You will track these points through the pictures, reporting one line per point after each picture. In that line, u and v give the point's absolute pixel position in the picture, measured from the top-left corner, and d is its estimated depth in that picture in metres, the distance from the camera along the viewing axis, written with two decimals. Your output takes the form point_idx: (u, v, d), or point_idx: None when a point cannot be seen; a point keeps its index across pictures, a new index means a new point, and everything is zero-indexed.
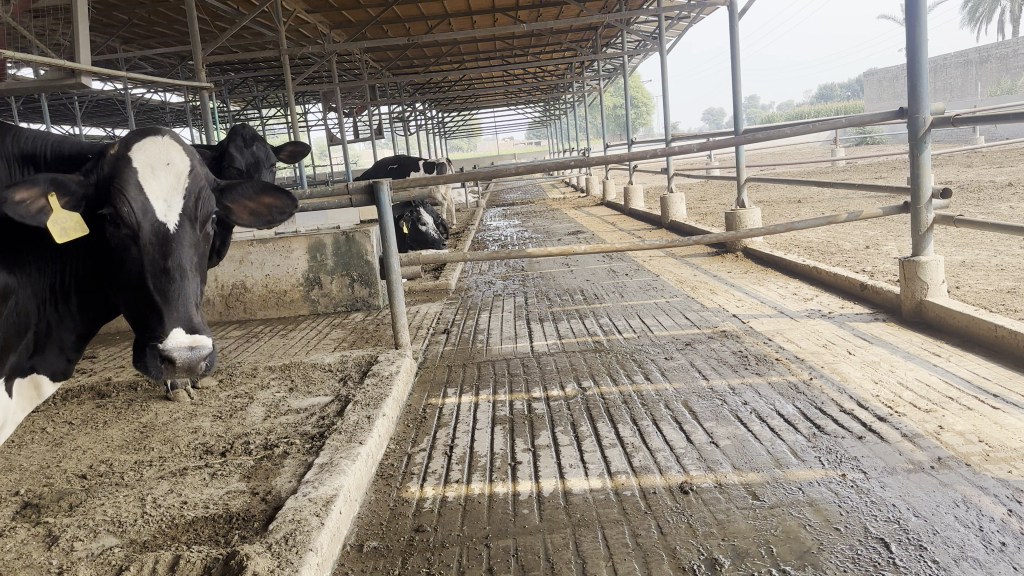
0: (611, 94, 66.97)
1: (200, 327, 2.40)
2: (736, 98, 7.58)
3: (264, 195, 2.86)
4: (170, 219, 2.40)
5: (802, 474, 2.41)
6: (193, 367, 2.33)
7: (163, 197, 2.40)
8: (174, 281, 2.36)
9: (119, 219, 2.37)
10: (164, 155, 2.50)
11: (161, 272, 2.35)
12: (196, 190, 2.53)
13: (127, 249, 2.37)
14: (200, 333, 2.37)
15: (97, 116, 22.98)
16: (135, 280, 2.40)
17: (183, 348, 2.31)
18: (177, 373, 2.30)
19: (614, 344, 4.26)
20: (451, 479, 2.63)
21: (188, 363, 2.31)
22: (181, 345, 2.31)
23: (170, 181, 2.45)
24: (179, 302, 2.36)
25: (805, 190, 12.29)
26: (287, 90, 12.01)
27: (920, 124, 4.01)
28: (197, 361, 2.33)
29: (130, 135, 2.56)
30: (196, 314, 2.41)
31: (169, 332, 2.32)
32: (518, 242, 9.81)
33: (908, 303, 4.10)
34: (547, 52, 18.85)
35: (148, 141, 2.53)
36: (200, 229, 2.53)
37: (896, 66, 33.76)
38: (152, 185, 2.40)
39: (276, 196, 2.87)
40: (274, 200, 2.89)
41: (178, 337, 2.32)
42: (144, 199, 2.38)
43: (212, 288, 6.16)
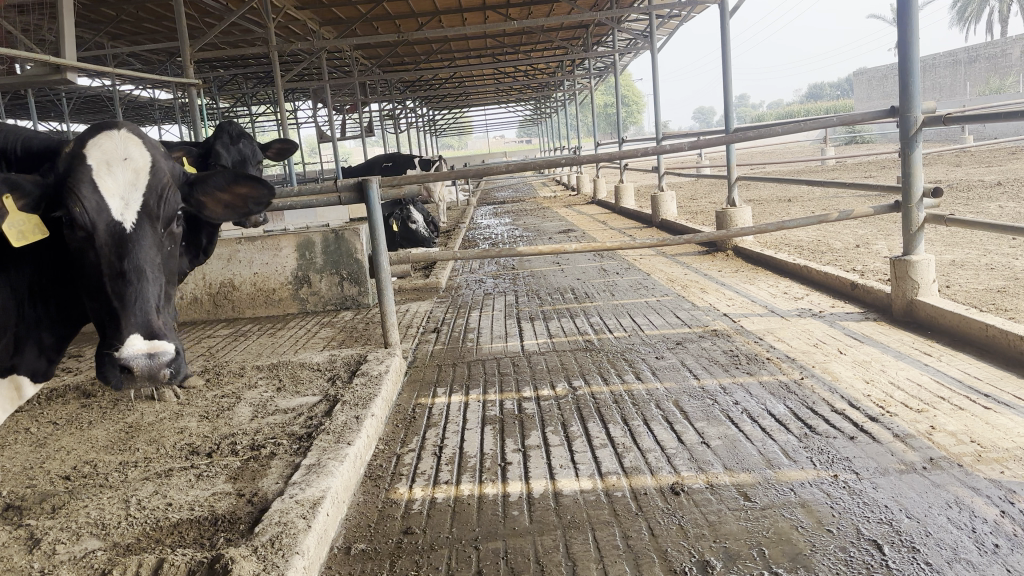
0: (602, 93, 67.03)
1: (162, 332, 2.27)
2: (727, 97, 7.57)
3: (237, 185, 2.83)
4: (127, 218, 2.34)
5: (793, 475, 2.40)
6: (154, 376, 2.19)
7: (120, 195, 2.36)
8: (131, 284, 2.26)
9: (74, 221, 2.31)
10: (122, 151, 2.46)
11: (118, 276, 2.27)
12: (158, 189, 2.48)
13: (84, 252, 2.31)
14: (161, 339, 2.24)
15: (85, 113, 22.83)
16: (95, 286, 2.31)
17: (141, 357, 2.17)
18: (136, 381, 2.16)
19: (605, 343, 4.24)
20: (441, 480, 2.61)
21: (147, 370, 2.17)
22: (139, 353, 2.18)
23: (128, 178, 2.41)
24: (136, 305, 2.25)
25: (795, 188, 12.33)
26: (276, 87, 11.95)
27: (911, 123, 4.00)
28: (157, 369, 2.18)
29: (84, 134, 2.53)
30: (158, 320, 2.29)
31: (126, 341, 2.19)
32: (508, 240, 9.79)
33: (899, 302, 4.10)
34: (538, 50, 18.83)
35: (106, 140, 2.50)
36: (163, 228, 2.47)
37: (886, 66, 33.94)
38: (107, 184, 2.36)
39: (251, 185, 2.84)
40: (249, 189, 2.86)
41: (135, 344, 2.19)
42: (99, 198, 2.33)
43: (200, 286, 6.10)
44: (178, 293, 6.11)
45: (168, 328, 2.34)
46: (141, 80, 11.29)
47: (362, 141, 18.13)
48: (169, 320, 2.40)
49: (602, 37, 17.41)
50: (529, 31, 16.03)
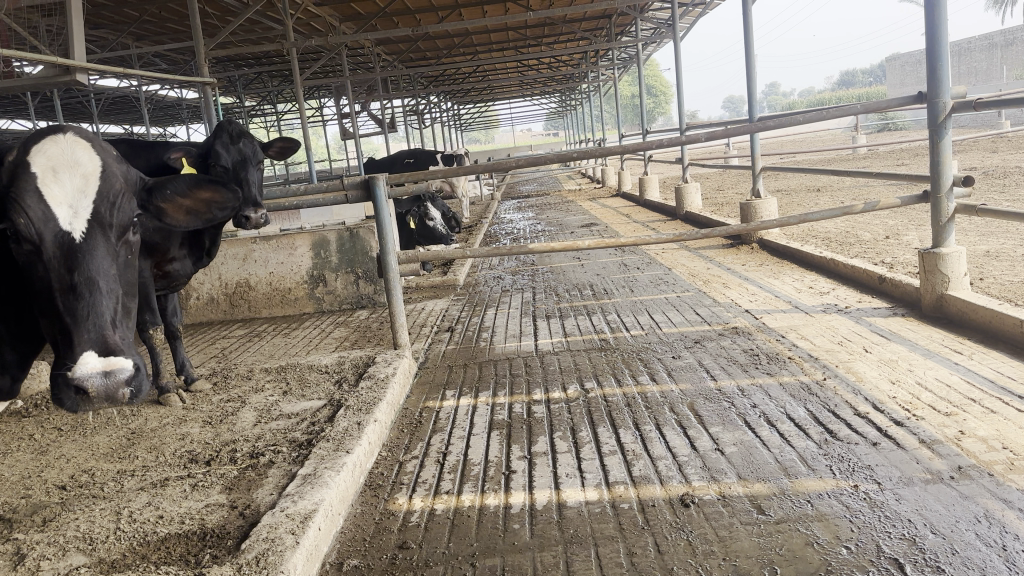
0: (629, 85, 66.61)
1: (118, 348, 2.20)
2: (751, 86, 7.37)
3: (199, 190, 2.76)
4: (75, 227, 2.27)
5: (811, 485, 2.26)
6: (111, 396, 2.12)
7: (67, 204, 2.29)
8: (84, 298, 2.19)
9: (19, 234, 2.24)
10: (69, 157, 2.40)
11: (70, 290, 2.20)
12: (110, 198, 2.42)
13: (34, 266, 2.25)
14: (117, 355, 2.17)
15: (114, 113, 23.11)
16: (49, 301, 2.24)
17: (95, 375, 2.10)
18: (93, 402, 2.09)
19: (621, 342, 4.11)
20: (442, 490, 2.51)
21: (104, 390, 2.10)
22: (94, 371, 2.11)
23: (76, 184, 2.34)
24: (89, 321, 2.18)
25: (824, 178, 12.06)
26: (296, 84, 11.93)
27: (940, 108, 3.80)
28: (114, 388, 2.11)
29: (28, 139, 2.45)
30: (115, 335, 2.22)
31: (80, 358, 2.12)
32: (529, 235, 9.69)
33: (929, 296, 3.92)
34: (562, 42, 18.67)
35: (51, 146, 2.42)
36: (117, 237, 2.41)
37: (919, 51, 33.27)
38: (54, 192, 2.29)
39: (213, 189, 2.78)
40: (212, 194, 2.79)
41: (89, 362, 2.12)
42: (45, 207, 2.26)
43: (216, 286, 6.07)
44: (195, 293, 6.09)
45: (125, 344, 2.27)
46: (162, 80, 11.34)
47: (386, 137, 18.10)
48: (128, 334, 2.34)
49: (625, 28, 17.20)
50: (551, 23, 15.87)
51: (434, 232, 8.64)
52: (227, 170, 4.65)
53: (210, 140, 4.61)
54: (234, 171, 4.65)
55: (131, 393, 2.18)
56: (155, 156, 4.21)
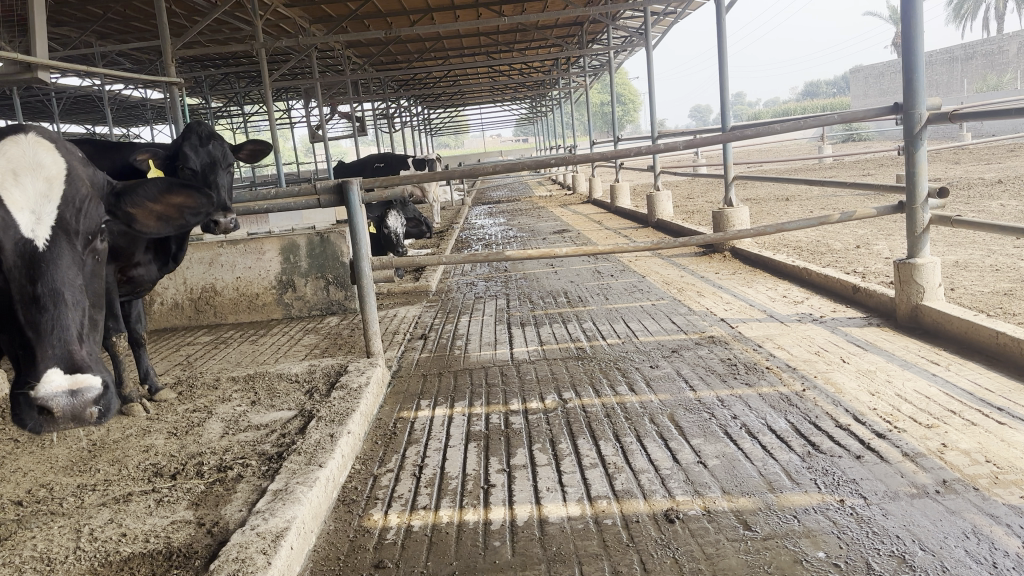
0: (598, 92, 67.08)
1: (85, 363, 2.07)
2: (724, 95, 7.39)
3: (171, 195, 2.66)
4: (38, 233, 2.16)
5: (796, 499, 2.23)
6: (78, 415, 1.99)
7: (30, 209, 2.18)
8: (47, 310, 2.08)
9: None
10: (32, 159, 2.30)
11: (31, 302, 2.08)
12: (76, 203, 2.32)
13: None
14: (84, 372, 2.04)
15: (76, 113, 22.62)
16: (7, 313, 2.12)
17: (61, 394, 1.97)
18: (58, 423, 1.96)
19: (597, 351, 4.06)
20: (419, 505, 2.43)
21: (69, 410, 1.98)
22: (59, 390, 1.98)
23: (39, 188, 2.23)
24: (54, 335, 2.06)
25: (793, 187, 12.17)
26: (265, 86, 11.76)
27: (916, 120, 3.82)
28: (81, 407, 1.99)
29: None
30: (81, 350, 2.10)
31: (44, 375, 1.99)
32: (501, 241, 9.63)
33: (904, 307, 3.93)
34: (533, 47, 18.67)
35: (11, 147, 2.32)
36: (83, 245, 2.31)
37: (882, 63, 33.88)
38: (16, 196, 2.18)
39: (186, 194, 2.68)
40: (184, 199, 2.69)
41: (54, 380, 1.98)
42: (6, 212, 2.14)
43: (181, 291, 5.92)
44: (159, 298, 5.93)
45: (92, 360, 2.15)
46: (125, 80, 11.09)
47: (356, 140, 17.93)
48: (95, 349, 2.22)
49: (596, 35, 17.26)
50: (523, 29, 15.86)
51: (389, 240, 8.47)
52: (196, 172, 4.50)
53: (177, 143, 4.47)
54: (203, 173, 4.51)
55: (99, 411, 2.07)
56: (119, 157, 4.08)
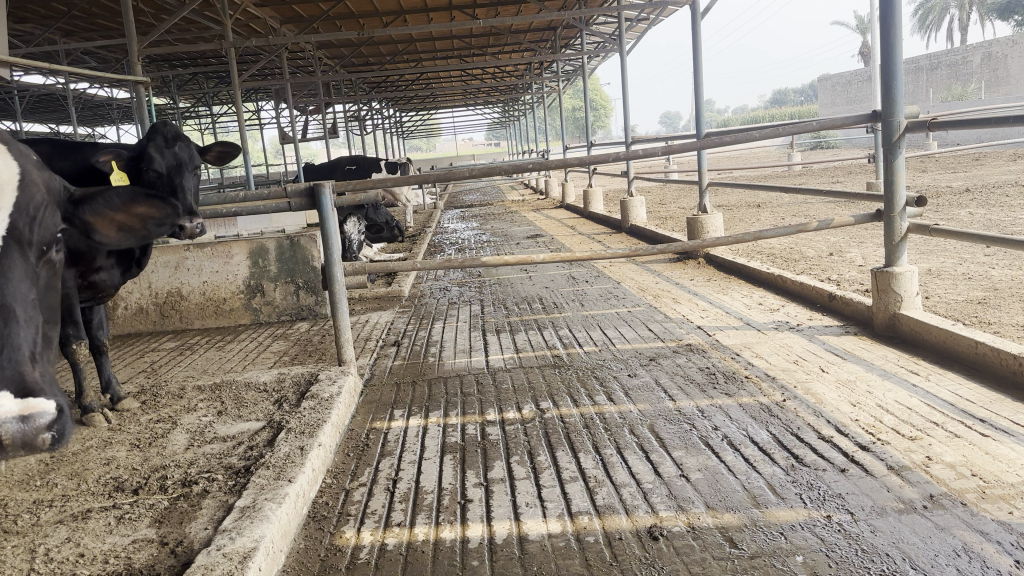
0: (571, 98, 67.40)
1: (38, 386, 1.91)
2: (699, 101, 7.39)
3: (134, 204, 2.59)
4: None
5: (783, 515, 2.17)
6: (29, 443, 1.82)
7: None
8: None
9: None
10: None
11: None
12: (31, 210, 2.21)
13: None
14: (37, 397, 1.88)
15: (39, 112, 22.14)
16: None
17: (11, 420, 1.81)
18: (6, 451, 1.79)
19: (575, 359, 3.99)
20: (393, 522, 2.34)
21: (19, 437, 1.81)
22: (9, 415, 1.81)
23: None
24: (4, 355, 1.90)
25: (764, 194, 12.25)
26: (234, 87, 11.57)
27: (894, 127, 3.81)
28: (33, 433, 1.82)
29: None
30: (32, 371, 1.94)
31: None
32: (474, 245, 9.55)
33: (881, 316, 3.92)
34: (506, 51, 18.64)
35: None
36: (39, 256, 2.21)
37: (849, 72, 34.41)
38: None
39: (150, 205, 2.60)
40: (148, 210, 2.62)
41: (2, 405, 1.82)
42: None
43: (146, 295, 5.75)
44: (123, 302, 5.76)
45: (45, 383, 1.99)
46: (90, 78, 10.85)
47: (327, 143, 17.74)
48: (47, 371, 2.06)
49: (570, 40, 17.26)
50: (497, 32, 15.81)
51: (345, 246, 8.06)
52: (161, 175, 4.34)
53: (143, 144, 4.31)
54: (168, 176, 4.34)
55: (53, 437, 1.88)
56: (81, 157, 3.91)
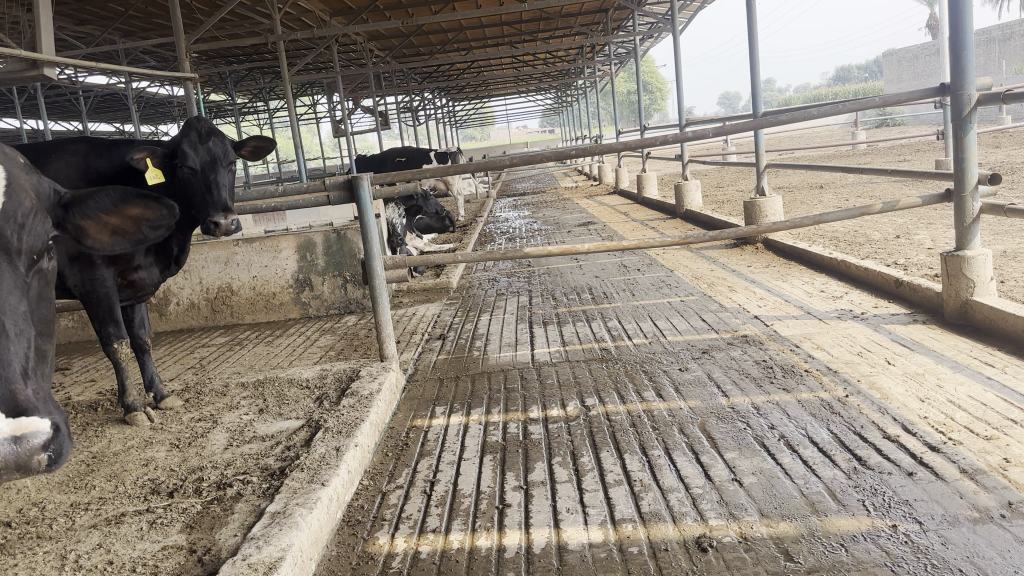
0: (626, 83, 66.65)
1: (31, 405, 1.82)
2: (755, 80, 7.10)
3: (128, 206, 2.51)
4: None
5: (843, 524, 2.01)
6: (24, 464, 1.74)
7: None
8: None
9: None
10: None
11: None
12: (18, 218, 2.07)
13: None
14: (30, 415, 1.79)
15: (105, 111, 22.79)
16: None
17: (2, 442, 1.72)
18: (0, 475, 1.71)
19: (623, 352, 3.84)
20: (428, 528, 2.24)
21: (13, 459, 1.72)
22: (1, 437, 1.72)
23: None
24: None
25: (826, 175, 11.81)
26: (285, 81, 11.66)
27: (965, 101, 3.54)
28: (27, 454, 1.74)
29: None
30: (25, 388, 1.85)
31: None
32: (525, 234, 9.43)
33: (952, 302, 3.68)
34: (557, 36, 18.39)
35: None
36: (28, 265, 2.07)
37: (916, 46, 33.06)
38: None
39: (144, 205, 2.54)
40: (142, 211, 2.56)
41: None
42: None
43: (197, 291, 5.79)
44: (175, 298, 5.81)
45: (39, 399, 1.90)
46: (146, 75, 11.06)
47: (380, 134, 17.81)
48: (42, 387, 1.96)
49: (622, 23, 16.92)
50: (547, 17, 15.59)
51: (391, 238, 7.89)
52: (195, 173, 3.86)
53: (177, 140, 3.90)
54: (201, 173, 3.85)
55: (50, 456, 1.80)
56: (118, 155, 3.83)
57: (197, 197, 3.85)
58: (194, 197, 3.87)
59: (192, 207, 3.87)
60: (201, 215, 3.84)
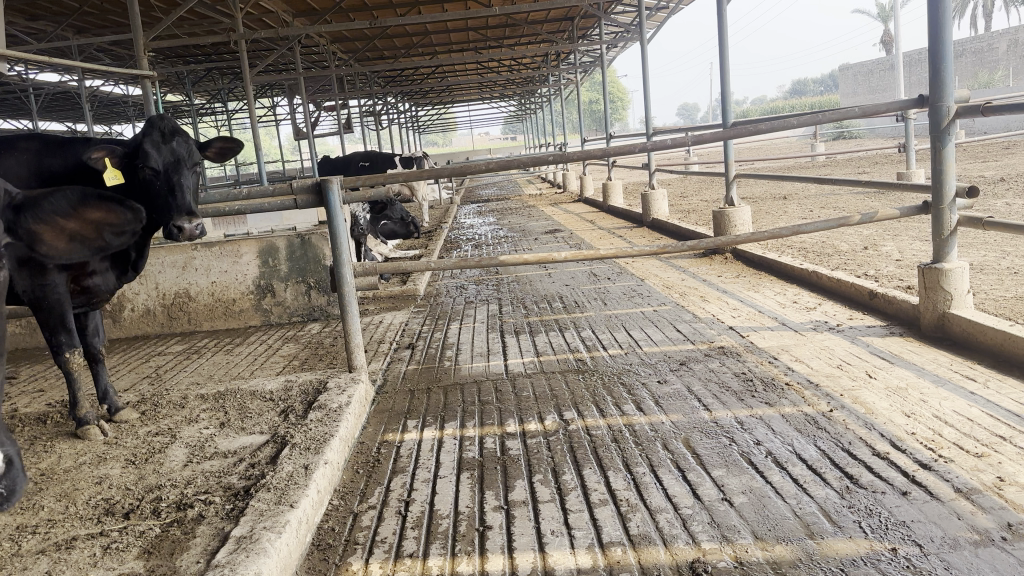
0: (588, 92, 67.36)
1: None
2: (725, 90, 7.09)
3: (87, 210, 2.48)
4: None
5: (841, 547, 1.93)
6: None
7: None
8: None
9: None
10: None
11: None
12: None
13: None
14: None
15: (56, 110, 22.11)
16: None
17: None
18: None
19: (599, 363, 3.75)
20: (404, 553, 2.11)
21: None
22: None
23: None
24: None
25: (789, 185, 11.94)
26: (246, 82, 11.40)
27: (944, 113, 3.53)
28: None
29: None
30: None
31: None
32: (491, 241, 9.32)
33: (929, 315, 3.66)
34: (523, 43, 18.37)
35: None
36: None
37: (871, 61, 33.84)
38: None
39: (105, 209, 2.53)
40: (102, 216, 2.54)
41: None
42: None
43: (153, 296, 5.57)
44: (129, 304, 5.58)
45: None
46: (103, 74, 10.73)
47: (342, 138, 17.57)
48: None
49: (588, 32, 16.97)
50: (514, 23, 15.56)
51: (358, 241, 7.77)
52: (157, 174, 3.49)
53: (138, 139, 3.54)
54: (164, 175, 3.48)
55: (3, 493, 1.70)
56: (73, 154, 3.60)
57: (158, 199, 3.52)
58: (156, 200, 3.52)
59: (154, 210, 3.54)
60: (163, 218, 3.51)
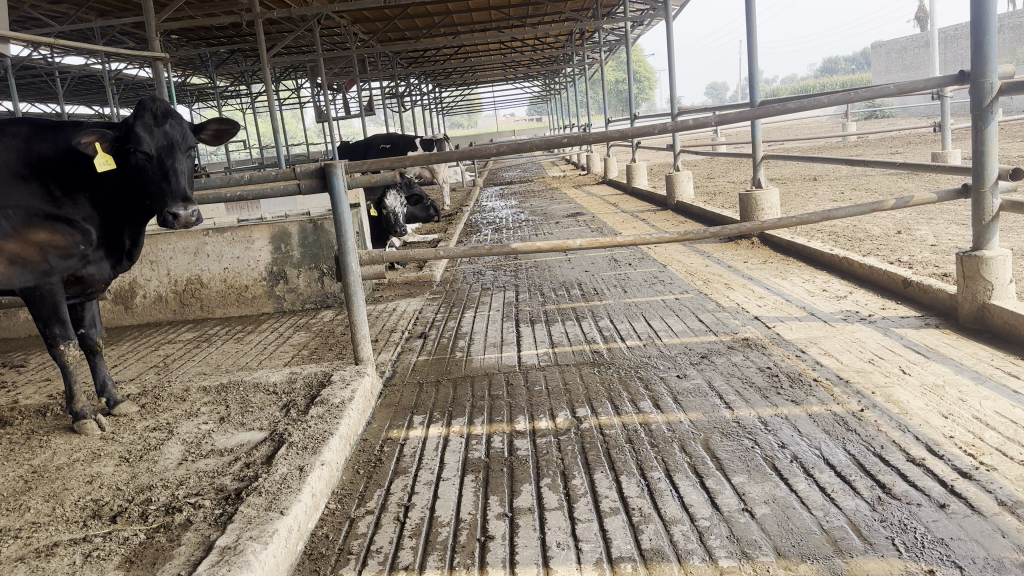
0: (614, 73, 66.76)
1: None
2: (753, 68, 6.83)
3: (30, 231, 3.14)
4: None
5: (872, 567, 1.76)
6: None
7: None
8: None
9: None
10: None
11: None
12: None
13: None
14: None
15: (83, 92, 22.19)
16: None
17: None
18: None
19: (616, 355, 3.59)
20: (399, 565, 1.98)
21: None
22: None
23: None
24: None
25: (819, 167, 11.62)
26: (264, 62, 11.27)
27: (987, 90, 3.29)
28: None
29: None
30: None
31: None
32: (512, 225, 9.16)
33: (968, 305, 3.44)
34: (546, 21, 18.06)
35: None
36: None
37: (906, 38, 33.00)
38: None
39: (49, 231, 3.19)
40: (47, 236, 3.18)
41: None
42: None
43: (164, 283, 5.48)
44: (141, 291, 5.49)
45: None
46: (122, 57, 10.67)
47: (364, 120, 17.44)
48: None
49: (612, 10, 16.64)
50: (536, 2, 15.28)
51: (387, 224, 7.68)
52: (150, 159, 3.32)
53: (131, 121, 3.38)
54: (157, 160, 3.31)
55: None
56: (64, 139, 3.29)
57: (152, 186, 3.34)
58: (149, 187, 3.35)
59: (148, 197, 3.37)
60: (157, 205, 3.34)
